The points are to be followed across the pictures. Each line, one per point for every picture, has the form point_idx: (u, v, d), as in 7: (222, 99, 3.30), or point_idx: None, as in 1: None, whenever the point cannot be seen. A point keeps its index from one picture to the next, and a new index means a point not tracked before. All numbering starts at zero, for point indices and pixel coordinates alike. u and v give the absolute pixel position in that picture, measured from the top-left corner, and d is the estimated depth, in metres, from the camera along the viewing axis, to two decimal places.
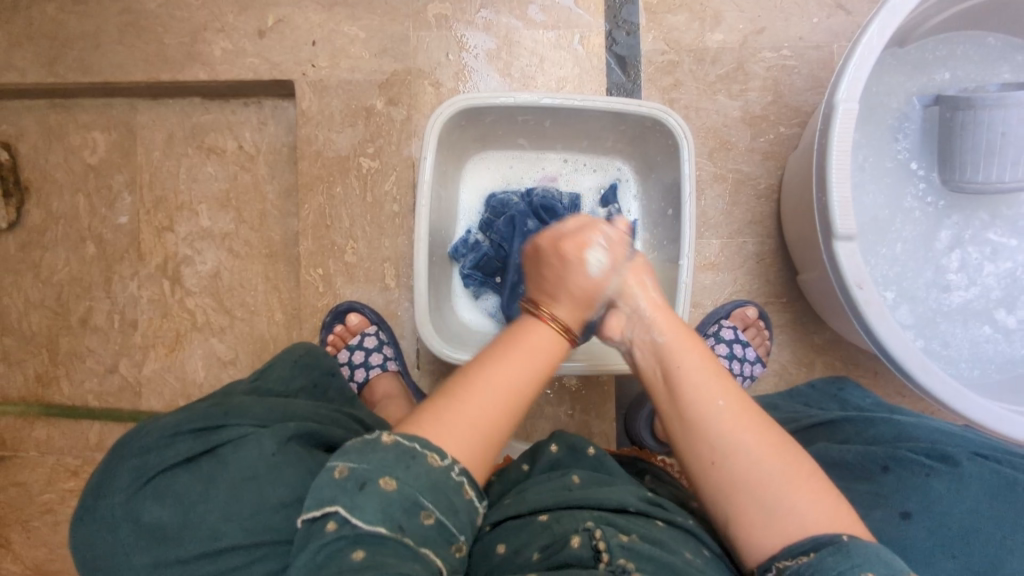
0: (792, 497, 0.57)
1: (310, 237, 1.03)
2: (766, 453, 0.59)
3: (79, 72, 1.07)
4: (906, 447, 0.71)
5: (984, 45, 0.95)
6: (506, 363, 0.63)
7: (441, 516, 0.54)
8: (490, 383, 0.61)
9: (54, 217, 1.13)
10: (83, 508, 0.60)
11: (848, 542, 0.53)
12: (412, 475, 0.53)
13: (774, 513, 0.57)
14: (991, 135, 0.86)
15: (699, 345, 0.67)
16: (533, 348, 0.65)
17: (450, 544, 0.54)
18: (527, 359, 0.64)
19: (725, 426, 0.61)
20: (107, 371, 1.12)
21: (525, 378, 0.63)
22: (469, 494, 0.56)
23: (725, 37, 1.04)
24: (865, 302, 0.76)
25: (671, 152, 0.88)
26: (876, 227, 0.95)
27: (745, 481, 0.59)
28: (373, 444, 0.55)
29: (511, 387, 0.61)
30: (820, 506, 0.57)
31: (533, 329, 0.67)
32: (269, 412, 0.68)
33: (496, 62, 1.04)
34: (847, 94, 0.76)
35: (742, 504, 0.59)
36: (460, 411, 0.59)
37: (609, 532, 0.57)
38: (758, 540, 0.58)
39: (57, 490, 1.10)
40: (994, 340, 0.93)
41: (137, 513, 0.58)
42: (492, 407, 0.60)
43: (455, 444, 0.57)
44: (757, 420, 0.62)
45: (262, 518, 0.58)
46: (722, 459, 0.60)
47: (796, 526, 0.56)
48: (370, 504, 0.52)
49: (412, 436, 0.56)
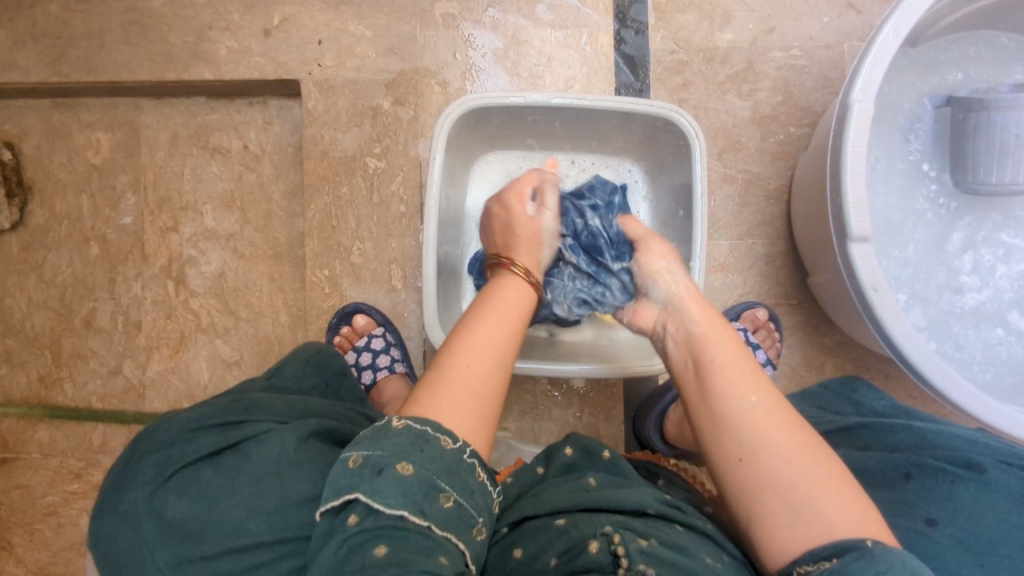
0: (821, 500, 0.55)
1: (316, 237, 1.02)
2: (800, 453, 0.58)
3: (83, 71, 1.06)
4: (932, 455, 0.71)
5: (997, 44, 0.94)
6: (493, 318, 0.64)
7: (459, 498, 0.53)
8: (477, 340, 0.61)
9: (57, 217, 1.12)
10: (107, 502, 0.60)
11: (872, 547, 0.52)
12: (427, 458, 0.53)
13: (803, 514, 0.55)
14: (1006, 137, 0.86)
15: (734, 341, 0.65)
16: (507, 302, 0.67)
17: (471, 528, 0.54)
18: (492, 309, 0.65)
19: (757, 422, 0.59)
20: (111, 373, 1.11)
21: (500, 324, 0.64)
22: (482, 477, 0.56)
23: (734, 36, 1.03)
24: (880, 304, 0.75)
25: (682, 152, 0.87)
26: (888, 229, 0.94)
27: (773, 483, 0.57)
28: (385, 429, 0.54)
29: (491, 331, 0.63)
30: (852, 510, 0.55)
31: (495, 288, 0.69)
32: (287, 410, 0.68)
33: (504, 62, 1.03)
34: (862, 94, 0.75)
35: (766, 503, 0.57)
36: (456, 371, 0.59)
37: (628, 537, 0.57)
38: (782, 546, 0.56)
39: (60, 492, 1.08)
40: (1007, 343, 0.92)
41: (160, 508, 0.57)
42: (486, 363, 0.60)
43: (452, 410, 0.56)
44: (792, 423, 0.60)
45: (286, 515, 0.57)
46: (751, 456, 0.58)
47: (825, 533, 0.54)
48: (389, 488, 0.51)
49: (423, 419, 0.55)
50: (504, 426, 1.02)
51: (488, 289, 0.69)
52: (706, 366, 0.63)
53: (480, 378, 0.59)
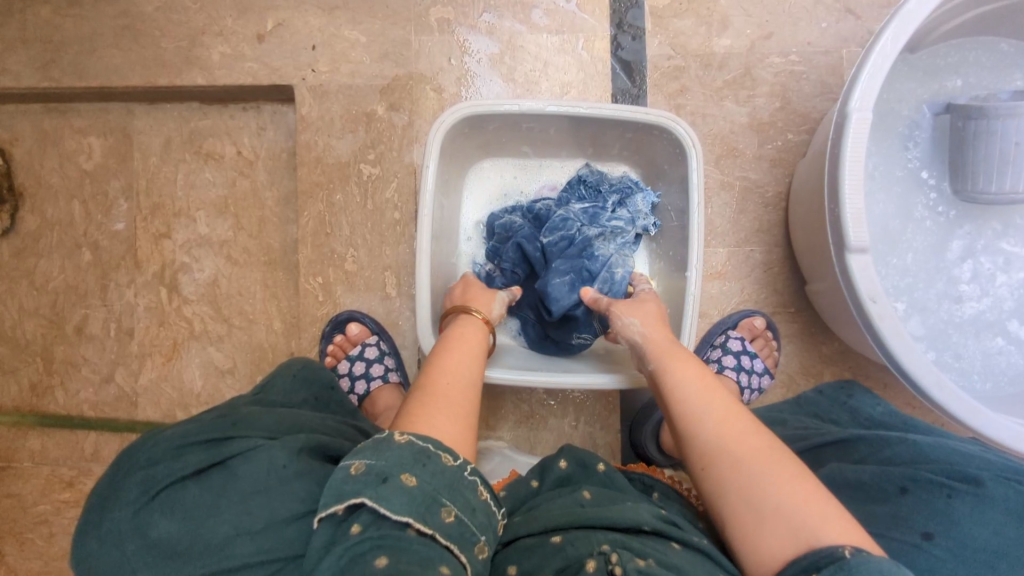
0: (776, 494, 0.56)
1: (310, 245, 1.01)
2: (754, 453, 0.60)
3: (75, 76, 1.05)
4: (928, 469, 0.70)
5: (997, 51, 0.93)
6: (458, 355, 0.70)
7: (461, 513, 0.53)
8: (453, 374, 0.67)
9: (48, 223, 1.11)
10: (89, 521, 0.59)
11: (850, 558, 0.50)
12: (428, 472, 0.53)
13: (763, 513, 0.56)
14: (1006, 145, 0.85)
15: (694, 363, 0.70)
16: (468, 342, 0.72)
17: (473, 545, 0.53)
18: (460, 350, 0.71)
19: (710, 432, 0.63)
20: (103, 380, 1.10)
21: (465, 363, 0.69)
22: (483, 495, 0.56)
23: (732, 42, 1.02)
24: (879, 316, 0.74)
25: (678, 160, 0.86)
26: (887, 237, 0.93)
27: (730, 484, 0.59)
28: (387, 441, 0.54)
29: (460, 370, 0.67)
30: (812, 500, 0.55)
31: (458, 329, 0.74)
32: (276, 424, 0.69)
33: (499, 67, 1.02)
34: (860, 103, 0.74)
35: (729, 505, 0.59)
36: (442, 397, 0.63)
37: (625, 557, 0.56)
38: (754, 545, 0.56)
39: (52, 501, 1.07)
40: (1007, 352, 0.91)
41: (146, 527, 0.57)
42: (468, 394, 0.65)
43: (448, 425, 0.59)
44: (751, 430, 0.62)
45: (273, 534, 0.56)
46: (710, 463, 0.62)
47: (787, 525, 0.55)
48: (395, 496, 0.51)
49: (427, 436, 0.56)
50: (499, 435, 1.01)
51: (450, 331, 0.74)
52: (667, 391, 0.69)
53: (467, 405, 0.64)
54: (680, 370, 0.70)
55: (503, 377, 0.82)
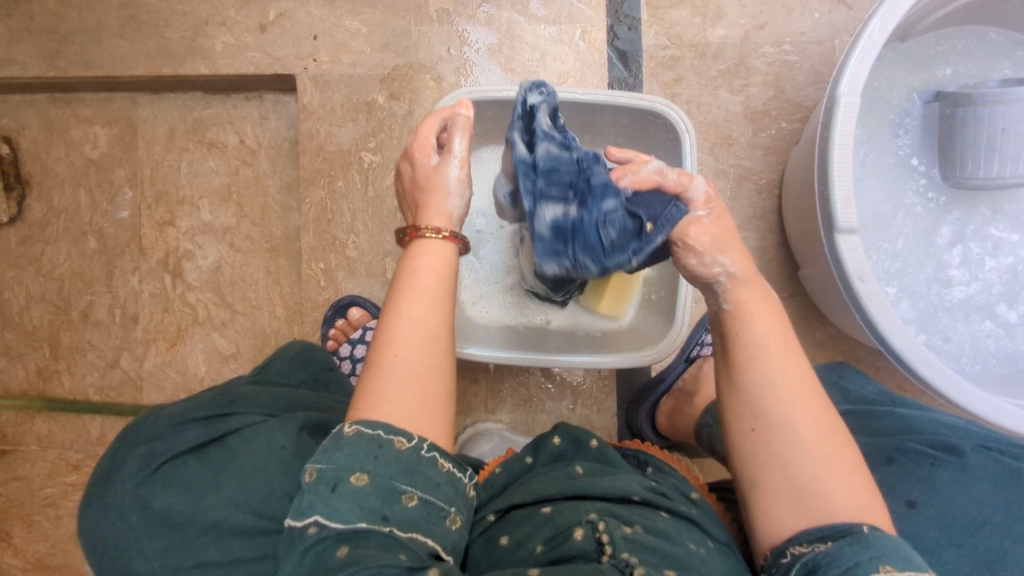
0: (827, 483, 0.56)
1: (312, 231, 1.03)
2: (823, 436, 0.57)
3: (80, 66, 1.07)
4: (913, 439, 0.71)
5: (985, 40, 0.94)
6: (409, 296, 0.62)
7: (422, 495, 0.55)
8: (401, 328, 0.60)
9: (55, 211, 1.13)
10: (91, 495, 0.60)
11: (867, 532, 0.53)
12: (382, 465, 0.54)
13: (804, 490, 0.56)
14: (992, 131, 0.87)
15: (774, 315, 0.62)
16: (425, 274, 0.63)
17: (442, 519, 0.56)
18: (413, 296, 0.62)
19: (780, 399, 0.58)
20: (108, 366, 1.12)
21: (423, 316, 0.61)
22: (445, 467, 0.58)
23: (727, 32, 1.04)
24: (867, 296, 0.76)
25: (673, 145, 0.88)
26: (878, 222, 0.95)
27: (783, 455, 0.57)
28: (336, 441, 0.55)
29: (415, 327, 0.60)
30: (856, 495, 0.56)
31: (418, 260, 0.64)
32: (274, 402, 0.71)
33: (497, 57, 1.04)
34: (849, 88, 0.76)
35: (772, 475, 0.58)
36: (385, 370, 0.59)
37: (612, 525, 0.58)
38: (776, 519, 0.57)
39: (58, 484, 1.09)
40: (996, 335, 0.93)
41: (146, 500, 0.58)
42: (419, 355, 0.60)
43: (394, 409, 0.57)
44: (824, 407, 0.59)
45: (274, 508, 0.60)
46: (773, 428, 0.58)
47: (822, 513, 0.55)
48: (344, 505, 0.53)
49: (373, 422, 0.56)
50: (498, 418, 1.03)
51: (404, 264, 0.65)
52: (738, 333, 0.62)
53: (417, 373, 0.59)
54: (760, 314, 0.62)
55: (495, 358, 0.85)
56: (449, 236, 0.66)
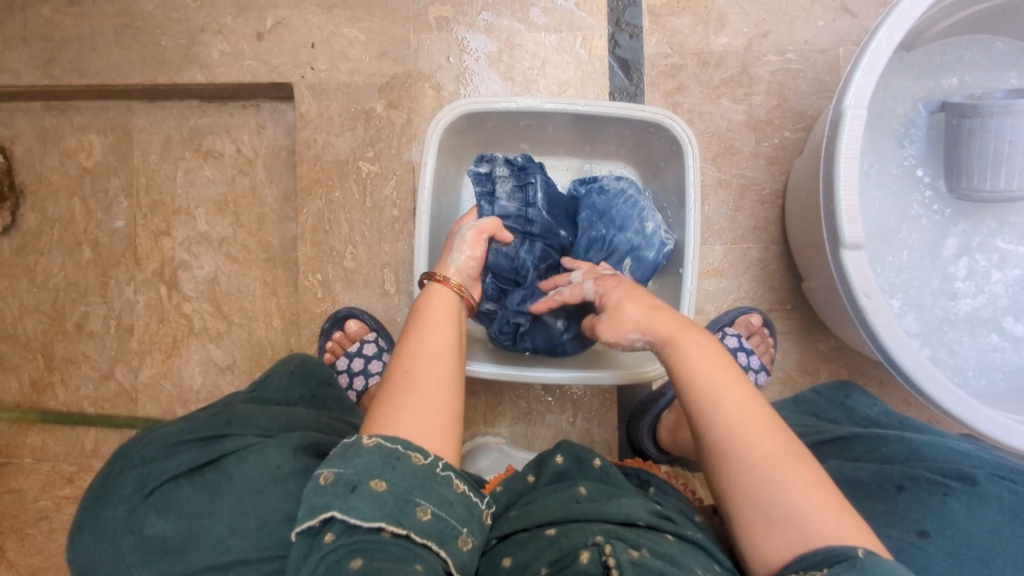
0: (793, 501, 0.55)
1: (309, 242, 1.02)
2: (774, 456, 0.57)
3: (74, 74, 1.05)
4: (924, 467, 0.70)
5: (992, 49, 0.93)
6: (422, 328, 0.66)
7: (436, 509, 0.53)
8: (418, 350, 0.64)
9: (49, 221, 1.12)
10: (84, 520, 0.60)
11: (864, 557, 0.50)
12: (400, 475, 0.53)
13: (770, 517, 0.56)
14: (1000, 142, 0.85)
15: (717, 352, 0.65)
16: (430, 312, 0.68)
17: (455, 539, 0.54)
18: (427, 326, 0.66)
19: (722, 429, 0.60)
20: (103, 377, 1.10)
21: (440, 342, 0.65)
22: (460, 488, 0.56)
23: (729, 40, 1.03)
24: (873, 313, 0.75)
25: (675, 157, 0.87)
26: (883, 234, 0.94)
27: (740, 484, 0.58)
28: (355, 447, 0.54)
29: (432, 348, 0.64)
30: (833, 513, 0.54)
31: (429, 300, 0.70)
32: (271, 422, 0.70)
33: (497, 65, 1.02)
34: (855, 100, 0.74)
35: (738, 504, 0.58)
36: (405, 383, 0.60)
37: (619, 548, 0.56)
38: (762, 547, 0.56)
39: (52, 497, 1.08)
40: (1002, 349, 0.92)
41: (139, 525, 0.58)
42: (436, 372, 0.62)
43: (413, 416, 0.57)
44: (772, 429, 0.59)
45: (268, 533, 0.58)
46: (721, 456, 0.59)
47: (797, 535, 0.54)
48: (364, 504, 0.51)
49: (395, 437, 0.55)
50: (497, 431, 1.02)
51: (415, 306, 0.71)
52: (677, 374, 0.65)
53: (435, 387, 0.60)
54: (692, 351, 0.65)
55: (492, 374, 0.83)
56: (458, 288, 0.72)
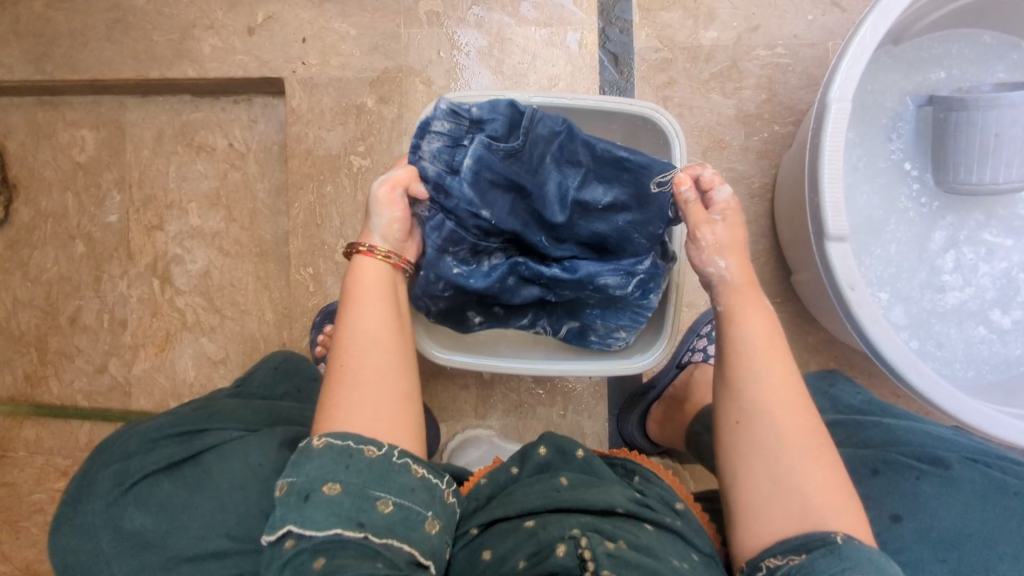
0: (803, 474, 0.57)
1: (301, 236, 1.03)
2: (803, 432, 0.59)
3: (67, 70, 1.06)
4: (898, 450, 0.71)
5: (980, 43, 0.94)
6: (354, 310, 0.65)
7: (397, 499, 0.54)
8: (352, 340, 0.63)
9: (42, 215, 1.12)
10: (64, 515, 0.61)
11: (842, 542, 0.52)
12: (354, 473, 0.54)
13: (782, 484, 0.57)
14: (986, 136, 0.85)
15: (771, 320, 0.66)
16: (362, 290, 0.67)
17: (420, 524, 0.55)
18: (355, 311, 0.65)
19: (762, 394, 0.60)
20: (96, 371, 1.11)
21: (374, 322, 0.65)
22: (419, 472, 0.57)
23: (719, 34, 1.03)
24: (857, 304, 0.75)
25: (662, 151, 0.87)
26: (870, 227, 0.94)
27: (762, 447, 0.59)
28: (307, 452, 0.55)
29: (366, 334, 0.64)
30: (836, 490, 0.56)
31: (357, 276, 0.68)
32: (253, 416, 0.70)
33: (487, 60, 1.03)
34: (840, 93, 0.75)
35: (750, 468, 0.59)
36: (342, 379, 0.61)
37: (595, 541, 0.57)
38: (758, 516, 0.58)
39: (47, 490, 1.09)
40: (989, 341, 0.93)
41: (118, 520, 0.58)
42: (373, 356, 0.62)
43: (357, 414, 0.58)
44: (804, 404, 0.61)
45: (247, 527, 0.59)
46: (751, 421, 0.60)
47: (798, 507, 0.56)
48: (318, 513, 0.52)
49: (341, 433, 0.56)
50: (488, 424, 1.02)
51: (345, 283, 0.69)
52: (732, 324, 0.65)
53: (374, 375, 0.61)
54: (749, 311, 0.65)
55: (485, 366, 0.83)
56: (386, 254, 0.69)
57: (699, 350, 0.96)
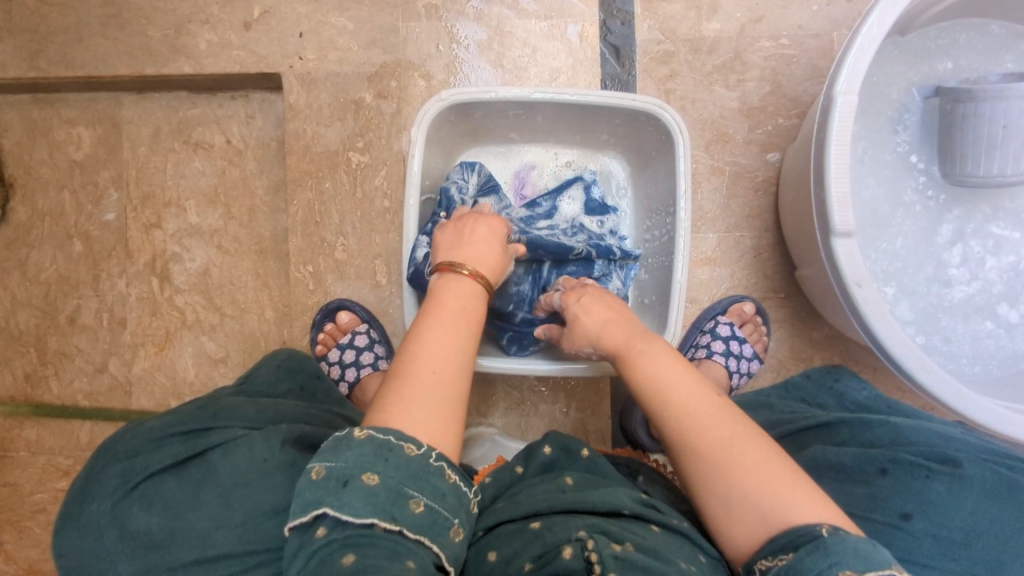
0: (742, 483, 0.57)
1: (300, 234, 1.02)
2: (721, 444, 0.59)
3: (61, 66, 1.05)
4: (907, 450, 0.70)
5: (987, 33, 0.92)
6: (437, 323, 0.65)
7: (430, 502, 0.54)
8: (427, 347, 0.63)
9: (39, 214, 1.12)
10: (66, 516, 0.60)
11: (827, 538, 0.51)
12: (392, 467, 0.53)
13: (732, 504, 0.57)
14: (993, 128, 0.84)
15: (671, 354, 0.67)
16: (453, 308, 0.67)
17: (447, 530, 0.54)
18: (442, 320, 0.66)
19: (676, 428, 0.62)
20: (96, 370, 1.10)
21: (455, 343, 0.64)
22: (452, 478, 0.56)
23: (722, 26, 1.01)
24: (864, 300, 0.74)
25: (665, 147, 0.86)
26: (876, 221, 0.93)
27: (699, 476, 0.59)
28: (348, 440, 0.55)
29: (443, 347, 0.63)
30: (775, 485, 0.55)
31: (450, 289, 0.69)
32: (257, 414, 0.69)
33: (487, 53, 1.01)
34: (846, 86, 0.73)
35: (706, 498, 0.59)
36: (412, 383, 0.60)
37: (602, 543, 0.56)
38: (732, 533, 0.57)
39: (49, 490, 1.08)
40: (996, 336, 0.92)
41: (123, 520, 0.58)
42: (445, 373, 0.62)
43: (421, 418, 0.57)
44: (722, 417, 0.61)
45: (252, 526, 0.58)
46: (680, 454, 0.61)
47: (757, 515, 0.55)
48: (356, 501, 0.52)
49: (386, 428, 0.55)
50: (491, 422, 1.02)
51: (433, 295, 0.69)
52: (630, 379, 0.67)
53: (442, 389, 0.61)
54: (644, 356, 0.67)
55: (487, 365, 0.81)
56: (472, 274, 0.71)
57: (703, 346, 0.98)
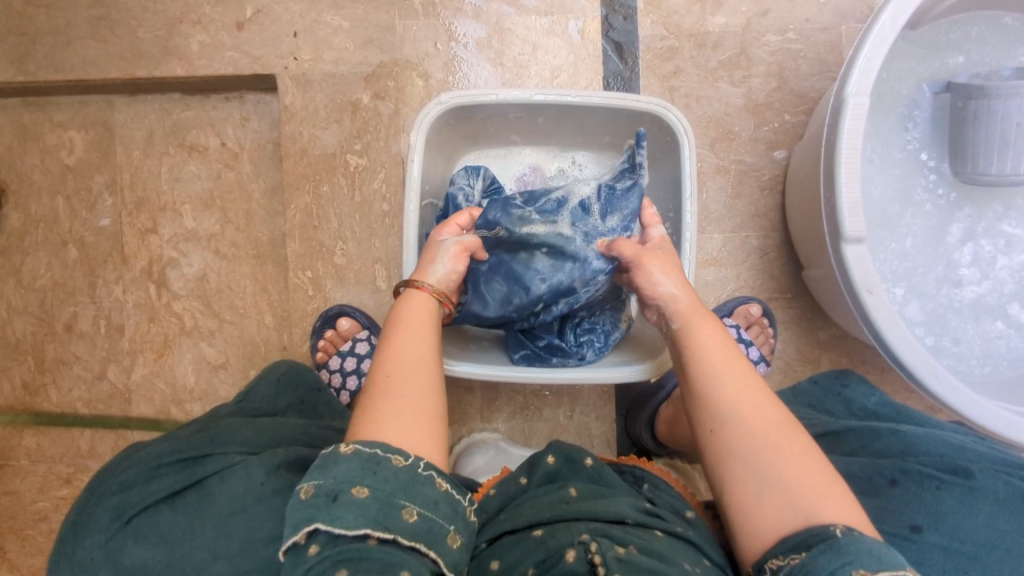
0: (783, 467, 0.55)
1: (297, 238, 1.00)
2: (769, 425, 0.58)
3: (50, 69, 1.02)
4: (917, 461, 0.69)
5: (1000, 25, 0.90)
6: (404, 334, 0.66)
7: (422, 511, 0.52)
8: (397, 357, 0.64)
9: (33, 220, 1.10)
10: (61, 552, 0.59)
11: (841, 536, 0.49)
12: (381, 479, 0.52)
13: (768, 482, 0.55)
14: (1007, 125, 0.82)
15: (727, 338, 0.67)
16: (415, 320, 0.68)
17: (444, 537, 0.53)
18: (408, 331, 0.67)
19: (727, 399, 0.60)
20: (95, 378, 1.09)
21: (423, 350, 0.65)
22: (444, 486, 0.55)
23: (727, 20, 0.99)
24: (875, 307, 0.72)
25: (670, 148, 0.84)
26: (886, 221, 0.91)
27: (740, 450, 0.57)
28: (334, 456, 0.53)
29: (411, 355, 0.64)
30: (816, 477, 0.54)
31: (411, 302, 0.70)
32: (255, 437, 0.69)
33: (487, 51, 0.99)
34: (857, 88, 0.71)
35: (737, 473, 0.57)
36: (386, 390, 0.60)
37: (605, 545, 0.56)
38: (754, 518, 0.55)
39: (51, 498, 1.07)
40: (1007, 336, 0.90)
41: (117, 555, 0.56)
42: (417, 379, 0.62)
43: (396, 421, 0.57)
44: (771, 403, 0.60)
45: (251, 555, 0.57)
46: (723, 427, 0.59)
47: (788, 501, 0.54)
48: (347, 514, 0.50)
49: (373, 442, 0.54)
50: (494, 427, 1.01)
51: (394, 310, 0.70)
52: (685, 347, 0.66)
53: (416, 392, 0.61)
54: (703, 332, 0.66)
55: (472, 373, 0.79)
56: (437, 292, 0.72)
57: None
